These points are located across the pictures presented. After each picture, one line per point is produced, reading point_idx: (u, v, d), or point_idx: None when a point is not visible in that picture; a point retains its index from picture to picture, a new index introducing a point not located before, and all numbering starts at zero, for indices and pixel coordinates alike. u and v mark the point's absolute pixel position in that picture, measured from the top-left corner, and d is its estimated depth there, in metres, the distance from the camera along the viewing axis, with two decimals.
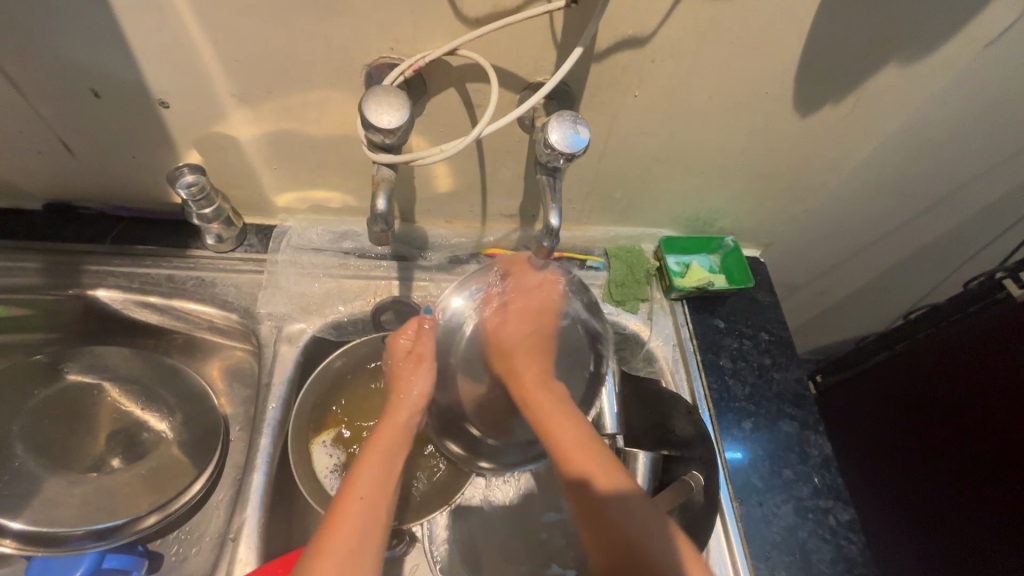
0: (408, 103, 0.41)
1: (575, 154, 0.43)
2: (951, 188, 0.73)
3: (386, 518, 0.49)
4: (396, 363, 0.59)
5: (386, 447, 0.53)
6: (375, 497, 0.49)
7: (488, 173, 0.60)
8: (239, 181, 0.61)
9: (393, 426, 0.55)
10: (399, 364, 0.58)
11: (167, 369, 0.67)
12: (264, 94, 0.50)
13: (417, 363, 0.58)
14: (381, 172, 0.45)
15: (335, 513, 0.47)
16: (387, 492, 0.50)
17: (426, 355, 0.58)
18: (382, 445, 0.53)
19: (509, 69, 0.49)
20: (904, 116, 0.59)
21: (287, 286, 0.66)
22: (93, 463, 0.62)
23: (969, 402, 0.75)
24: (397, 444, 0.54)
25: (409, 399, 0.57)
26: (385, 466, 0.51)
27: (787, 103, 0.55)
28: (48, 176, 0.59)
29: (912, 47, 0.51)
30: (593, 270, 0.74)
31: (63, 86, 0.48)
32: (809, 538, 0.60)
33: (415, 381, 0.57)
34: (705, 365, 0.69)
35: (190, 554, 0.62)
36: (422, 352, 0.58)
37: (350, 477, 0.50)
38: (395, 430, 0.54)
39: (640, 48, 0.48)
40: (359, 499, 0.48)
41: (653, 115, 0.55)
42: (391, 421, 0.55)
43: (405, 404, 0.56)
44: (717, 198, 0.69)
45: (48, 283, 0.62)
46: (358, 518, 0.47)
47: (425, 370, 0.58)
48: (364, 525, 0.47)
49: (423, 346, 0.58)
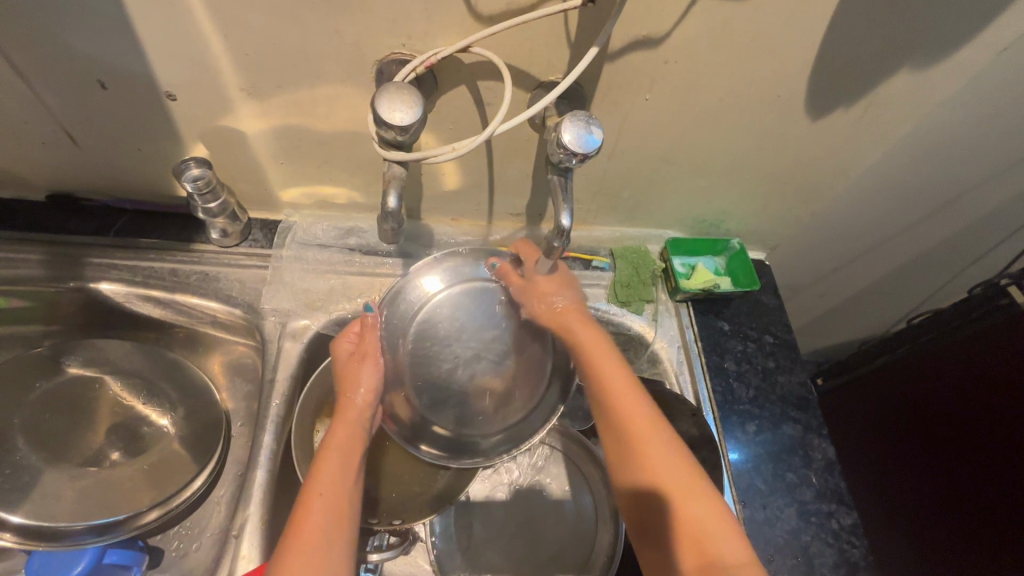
0: (421, 100, 0.41)
1: (588, 154, 0.43)
2: (958, 192, 0.73)
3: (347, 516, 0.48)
4: (340, 362, 0.57)
5: (340, 444, 0.52)
6: (335, 491, 0.49)
7: (496, 171, 0.60)
8: (244, 175, 0.61)
9: (346, 421, 0.54)
10: (343, 366, 0.56)
11: (169, 363, 0.67)
12: (273, 88, 0.50)
13: (362, 358, 0.56)
14: (392, 170, 0.44)
15: (298, 513, 0.46)
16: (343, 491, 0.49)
17: (371, 351, 0.56)
18: (336, 442, 0.52)
19: (522, 67, 0.49)
20: (914, 122, 0.59)
21: (292, 282, 0.66)
22: (93, 457, 0.62)
23: (971, 413, 0.75)
24: (349, 443, 0.53)
25: (354, 396, 0.55)
26: (343, 462, 0.51)
27: (798, 107, 0.55)
28: (52, 167, 0.58)
29: (925, 53, 0.51)
30: (598, 271, 0.73)
31: (69, 77, 0.48)
32: (812, 542, 0.60)
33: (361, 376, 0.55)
34: (710, 366, 0.69)
35: (191, 549, 0.62)
36: (368, 346, 0.56)
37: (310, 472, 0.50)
38: (348, 428, 0.53)
39: (653, 49, 0.48)
40: (320, 493, 0.48)
41: (663, 116, 0.55)
42: (343, 418, 0.54)
43: (353, 400, 0.55)
44: (725, 200, 0.69)
45: (48, 275, 0.62)
46: (317, 512, 0.46)
47: (374, 360, 0.56)
48: (327, 518, 0.46)
49: (367, 344, 0.56)
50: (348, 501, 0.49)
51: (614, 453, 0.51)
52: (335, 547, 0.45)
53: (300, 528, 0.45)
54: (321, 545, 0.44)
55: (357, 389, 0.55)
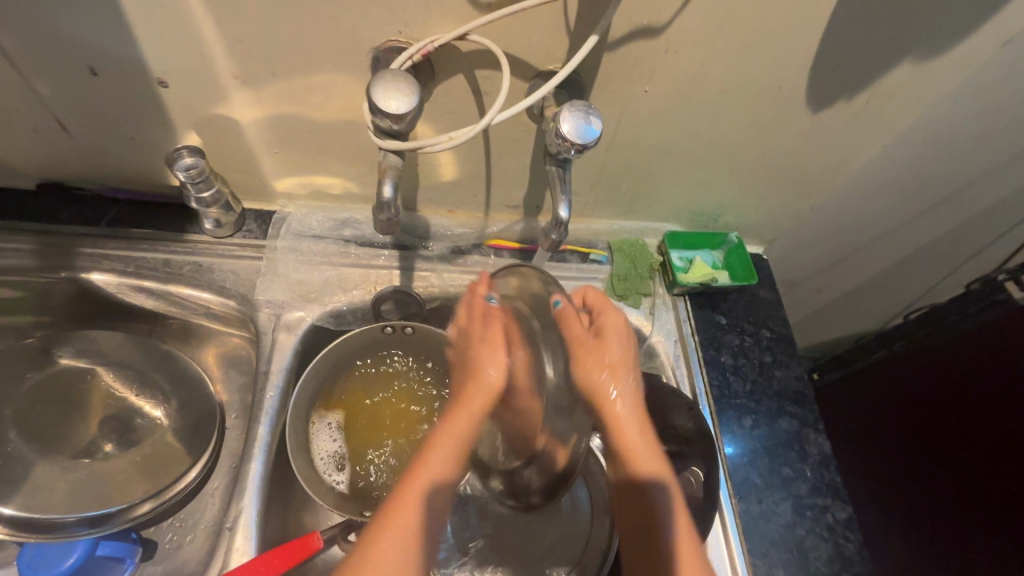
0: (418, 88, 0.40)
1: (587, 145, 0.43)
2: (956, 187, 0.72)
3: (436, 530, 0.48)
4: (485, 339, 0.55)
5: (448, 440, 0.52)
6: (424, 492, 0.48)
7: (494, 163, 0.59)
8: (238, 165, 0.60)
9: (481, 393, 0.53)
10: (482, 344, 0.55)
11: (162, 355, 0.66)
12: (268, 76, 0.49)
13: (492, 344, 0.55)
14: (387, 159, 0.44)
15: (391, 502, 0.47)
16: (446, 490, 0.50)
17: (500, 338, 0.55)
18: (453, 432, 0.52)
19: (520, 56, 0.48)
20: (914, 115, 0.58)
21: (286, 273, 0.65)
22: (86, 450, 0.61)
23: (968, 408, 0.76)
24: (460, 436, 0.52)
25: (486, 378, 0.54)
26: (444, 458, 0.51)
27: (799, 99, 0.55)
28: (42, 155, 0.57)
29: (927, 45, 0.50)
30: (596, 264, 0.73)
31: (58, 62, 0.47)
32: (807, 536, 0.60)
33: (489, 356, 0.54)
34: (707, 361, 0.68)
35: (185, 542, 0.61)
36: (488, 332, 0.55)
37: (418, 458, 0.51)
38: (465, 417, 0.53)
39: (654, 39, 0.47)
40: (417, 487, 0.48)
41: (663, 108, 0.54)
42: (466, 408, 0.53)
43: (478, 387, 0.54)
44: (723, 193, 0.68)
45: (39, 265, 0.61)
46: (406, 509, 0.47)
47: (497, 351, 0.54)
48: (412, 516, 0.46)
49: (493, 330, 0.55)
50: (439, 500, 0.49)
51: (624, 519, 0.53)
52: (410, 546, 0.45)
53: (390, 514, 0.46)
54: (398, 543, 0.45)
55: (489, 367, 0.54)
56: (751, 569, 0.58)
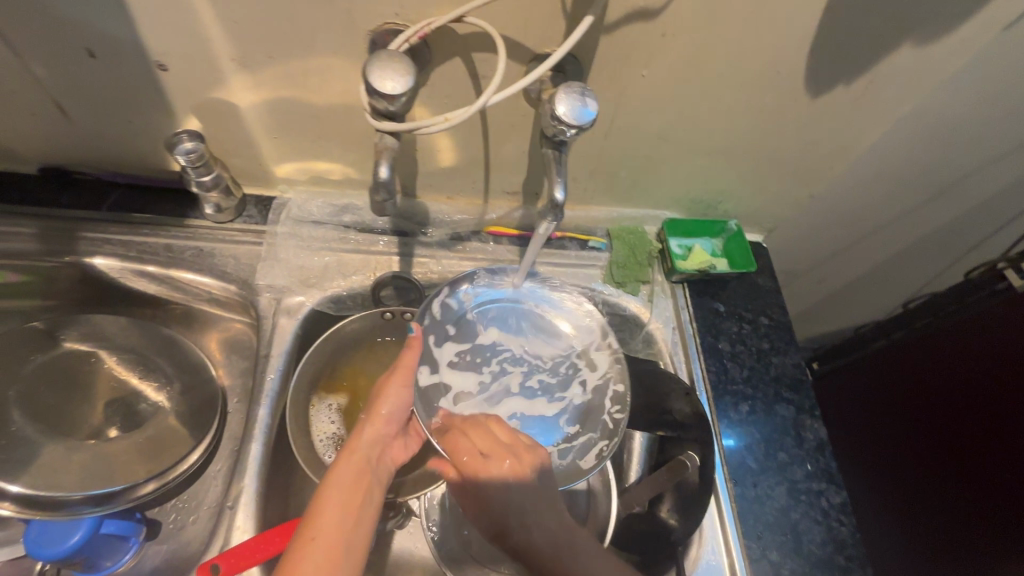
0: (413, 69, 0.40)
1: (583, 126, 0.43)
2: (958, 174, 0.72)
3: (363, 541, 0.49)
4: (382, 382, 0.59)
5: (344, 482, 0.52)
6: (335, 535, 0.48)
7: (492, 148, 0.60)
8: (238, 150, 0.60)
9: (374, 425, 0.57)
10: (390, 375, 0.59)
11: (165, 339, 0.67)
12: (265, 59, 0.49)
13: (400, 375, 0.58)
14: (383, 141, 0.44)
15: (292, 554, 0.45)
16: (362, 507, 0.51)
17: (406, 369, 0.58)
18: (336, 479, 0.52)
19: (517, 39, 0.48)
20: (915, 100, 0.58)
21: (287, 259, 0.65)
22: (90, 431, 0.62)
23: (968, 398, 0.75)
24: (349, 480, 0.52)
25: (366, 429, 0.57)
26: (342, 497, 0.51)
27: (798, 84, 0.54)
28: (44, 139, 0.58)
29: (928, 27, 0.50)
30: (595, 251, 0.73)
31: (58, 44, 0.47)
32: (801, 520, 0.60)
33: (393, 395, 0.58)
34: (704, 347, 0.69)
35: (188, 522, 0.63)
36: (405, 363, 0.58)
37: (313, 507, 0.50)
38: (350, 462, 0.54)
39: (651, 21, 0.47)
40: (313, 535, 0.47)
41: (661, 93, 0.54)
42: (348, 451, 0.55)
43: (365, 432, 0.56)
44: (722, 180, 0.68)
45: (44, 249, 0.62)
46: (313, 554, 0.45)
47: (402, 388, 0.58)
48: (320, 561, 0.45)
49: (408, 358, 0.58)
50: (354, 541, 0.48)
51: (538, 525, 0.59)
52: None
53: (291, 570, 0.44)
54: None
55: (384, 408, 0.58)
56: (745, 551, 0.58)
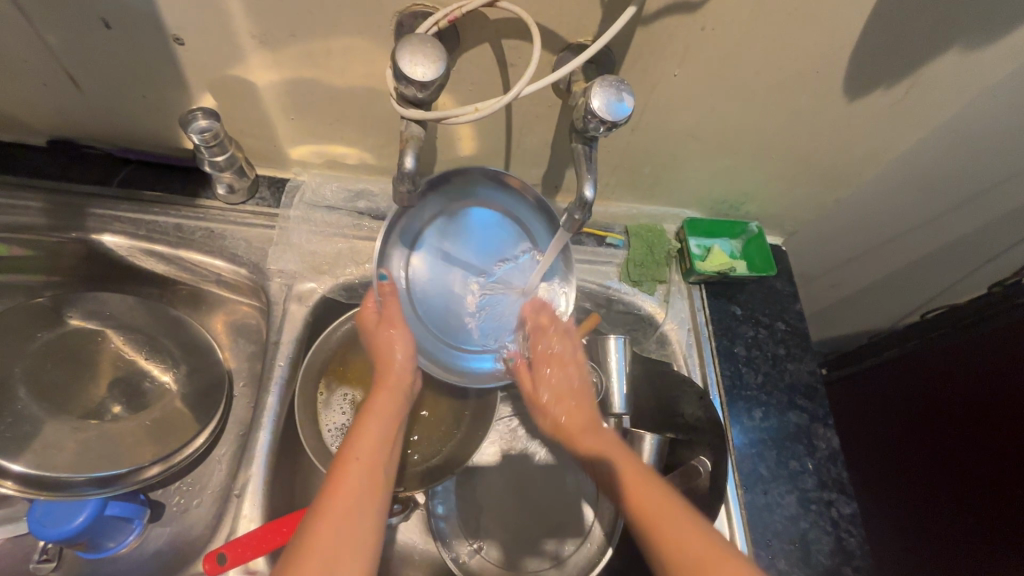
0: (444, 55, 0.39)
1: (618, 122, 0.41)
2: (988, 184, 0.70)
3: (384, 477, 0.48)
4: (368, 328, 0.57)
5: (382, 410, 0.53)
6: (372, 456, 0.48)
7: (514, 139, 0.58)
8: (254, 130, 0.58)
9: (394, 374, 0.56)
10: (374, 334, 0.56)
11: (171, 319, 0.66)
12: (287, 37, 0.47)
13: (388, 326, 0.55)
14: (410, 129, 0.43)
15: (337, 471, 0.46)
16: (385, 449, 0.50)
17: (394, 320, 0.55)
18: (376, 408, 0.53)
19: (549, 28, 0.46)
20: (954, 106, 0.56)
21: (299, 244, 0.64)
22: (94, 410, 0.61)
23: (979, 413, 0.75)
24: (389, 408, 0.54)
25: (395, 363, 0.55)
26: (380, 431, 0.51)
27: (836, 85, 0.53)
28: (54, 110, 0.56)
29: (976, 33, 0.48)
30: (611, 249, 0.71)
31: (72, 14, 0.45)
32: (810, 530, 0.60)
33: (391, 343, 0.55)
34: (719, 351, 0.68)
35: (192, 506, 0.62)
36: (389, 314, 0.55)
37: (353, 434, 0.50)
38: (389, 390, 0.55)
39: (690, 15, 0.45)
40: (358, 460, 0.47)
41: (693, 91, 0.52)
42: (382, 382, 0.55)
43: (391, 365, 0.55)
44: (748, 181, 0.66)
45: (50, 224, 0.60)
46: (357, 480, 0.46)
47: (400, 328, 0.55)
48: (362, 487, 0.45)
49: (391, 311, 0.55)
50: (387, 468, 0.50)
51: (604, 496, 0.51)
52: (370, 511, 0.45)
53: (338, 486, 0.45)
54: (350, 526, 0.43)
55: (396, 353, 0.55)
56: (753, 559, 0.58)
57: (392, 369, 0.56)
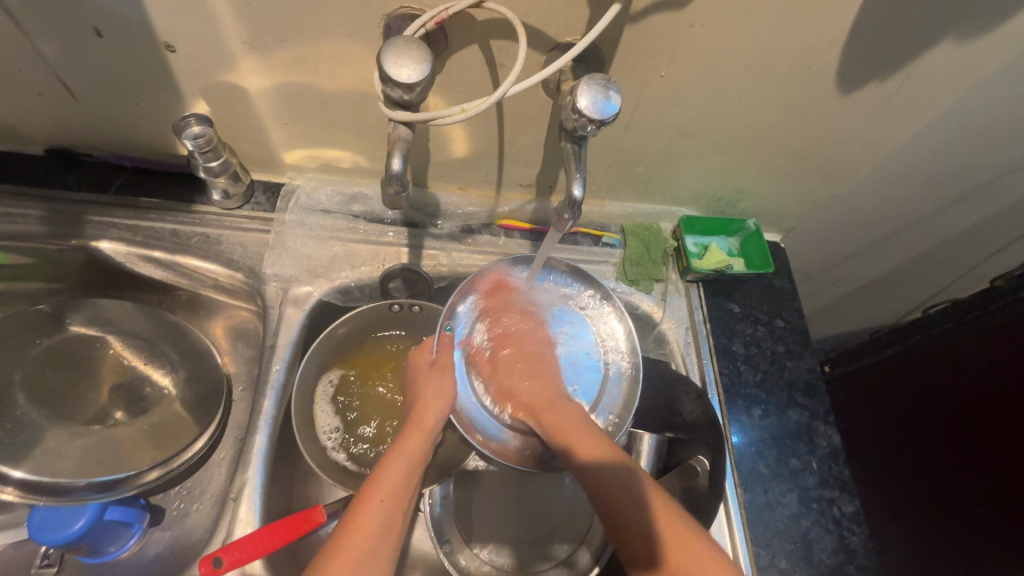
0: (429, 57, 0.39)
1: (605, 121, 0.41)
2: (987, 177, 0.69)
3: (398, 532, 0.48)
4: (416, 372, 0.58)
5: (407, 457, 0.52)
6: (393, 505, 0.49)
7: (507, 139, 0.58)
8: (248, 135, 0.59)
9: (418, 425, 0.54)
10: (422, 376, 0.58)
11: (170, 325, 0.66)
12: (277, 42, 0.47)
13: (441, 375, 0.58)
14: (397, 131, 0.43)
15: (353, 519, 0.47)
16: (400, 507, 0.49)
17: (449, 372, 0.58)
18: (405, 448, 0.53)
19: (537, 27, 0.46)
20: (951, 99, 0.56)
21: (295, 248, 0.64)
22: (95, 416, 0.62)
23: (981, 409, 0.75)
24: (417, 455, 0.53)
25: (427, 404, 0.56)
26: (406, 472, 0.51)
27: (828, 80, 0.52)
28: (51, 119, 0.57)
29: (969, 24, 0.48)
30: (608, 247, 0.71)
31: (64, 24, 0.45)
32: (811, 528, 0.59)
33: (436, 390, 0.57)
34: (718, 350, 0.67)
35: (192, 510, 0.62)
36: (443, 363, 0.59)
37: (381, 465, 0.51)
38: (418, 434, 0.54)
39: (678, 11, 0.45)
40: (380, 503, 0.48)
41: (684, 89, 0.52)
42: (414, 425, 0.54)
43: (430, 409, 0.55)
44: (743, 178, 0.66)
45: (50, 233, 0.61)
46: (371, 525, 0.46)
47: (449, 379, 0.58)
48: (379, 529, 0.47)
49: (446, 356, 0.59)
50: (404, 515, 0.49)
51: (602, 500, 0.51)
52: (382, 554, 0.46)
53: (353, 537, 0.45)
54: (367, 565, 0.44)
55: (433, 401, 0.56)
56: (753, 558, 0.58)
57: (421, 420, 0.55)
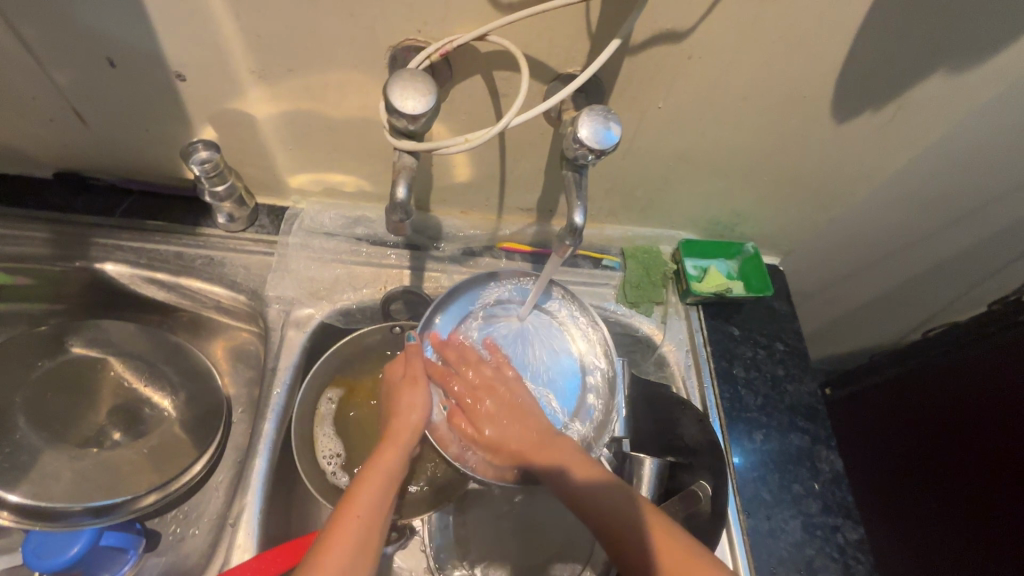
0: (434, 89, 0.40)
1: (605, 150, 0.42)
2: (983, 202, 0.70)
3: (377, 543, 0.47)
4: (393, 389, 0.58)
5: (385, 472, 0.51)
6: (374, 518, 0.48)
7: (508, 165, 0.59)
8: (254, 160, 0.60)
9: (392, 441, 0.54)
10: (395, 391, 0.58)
11: (171, 346, 0.66)
12: (285, 72, 0.49)
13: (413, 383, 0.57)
14: (402, 160, 0.44)
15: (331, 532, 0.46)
16: (378, 520, 0.48)
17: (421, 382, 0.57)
18: (384, 464, 0.52)
19: (539, 58, 0.47)
20: (944, 127, 0.57)
21: (298, 270, 0.65)
22: (92, 438, 0.61)
23: (981, 432, 0.75)
24: (394, 467, 0.52)
25: (406, 418, 0.55)
26: (384, 484, 0.50)
27: (823, 109, 0.53)
28: (61, 145, 0.58)
29: (959, 57, 0.49)
30: (608, 270, 0.72)
31: (78, 54, 0.47)
32: (816, 556, 0.59)
33: (412, 404, 0.56)
34: (718, 373, 0.67)
35: (188, 535, 0.62)
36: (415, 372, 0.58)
37: (355, 485, 0.50)
38: (396, 448, 0.53)
39: (677, 44, 0.46)
40: (357, 516, 0.47)
41: (682, 118, 0.54)
42: (392, 439, 0.54)
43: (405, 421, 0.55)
44: (741, 202, 0.67)
45: (55, 255, 0.61)
46: (350, 537, 0.45)
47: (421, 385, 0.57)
48: (355, 542, 0.45)
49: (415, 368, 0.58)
50: (381, 530, 0.48)
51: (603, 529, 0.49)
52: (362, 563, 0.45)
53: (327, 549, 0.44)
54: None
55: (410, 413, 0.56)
56: None
57: (395, 439, 0.54)
